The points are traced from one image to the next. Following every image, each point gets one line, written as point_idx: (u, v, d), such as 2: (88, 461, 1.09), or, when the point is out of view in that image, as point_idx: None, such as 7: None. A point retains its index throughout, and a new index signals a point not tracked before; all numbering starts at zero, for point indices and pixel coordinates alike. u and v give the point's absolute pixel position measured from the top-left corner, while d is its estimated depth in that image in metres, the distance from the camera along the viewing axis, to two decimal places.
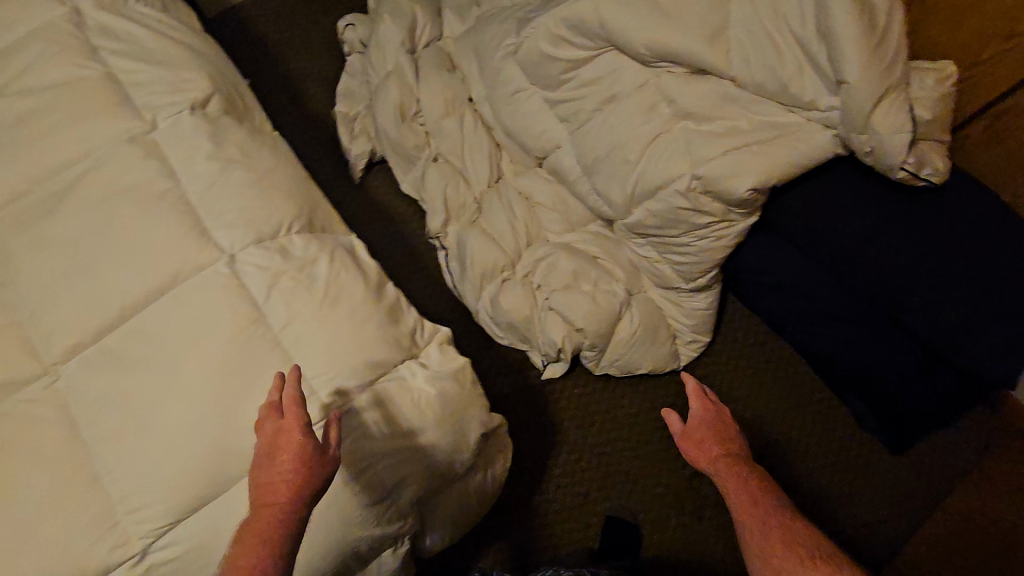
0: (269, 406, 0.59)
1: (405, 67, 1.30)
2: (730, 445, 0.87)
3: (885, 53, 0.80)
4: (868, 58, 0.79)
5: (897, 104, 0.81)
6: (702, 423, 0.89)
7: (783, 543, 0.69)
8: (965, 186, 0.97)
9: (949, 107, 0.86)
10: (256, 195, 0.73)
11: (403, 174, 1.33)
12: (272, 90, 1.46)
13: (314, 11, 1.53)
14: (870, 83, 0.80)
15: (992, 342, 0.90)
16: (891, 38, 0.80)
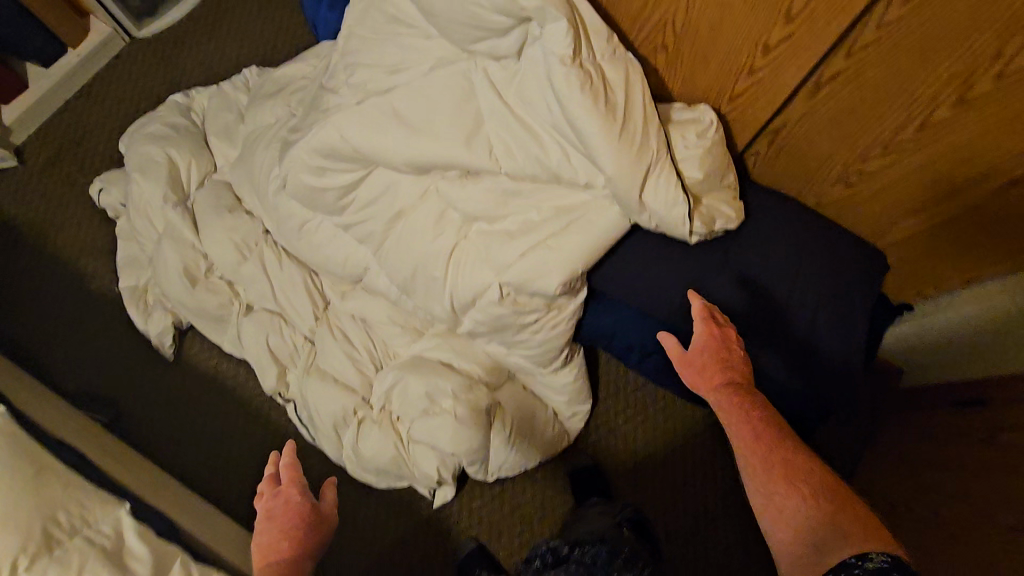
0: (270, 478, 0.80)
1: (178, 224, 1.15)
2: (735, 370, 0.80)
3: (634, 131, 0.74)
4: (617, 145, 0.73)
5: (668, 175, 0.76)
6: (709, 348, 0.81)
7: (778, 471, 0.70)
8: (764, 209, 0.96)
9: (720, 155, 0.82)
10: None
11: (218, 335, 1.18)
12: (41, 279, 1.25)
13: (65, 171, 1.32)
14: (630, 169, 0.74)
15: (836, 364, 0.89)
16: (634, 116, 0.74)
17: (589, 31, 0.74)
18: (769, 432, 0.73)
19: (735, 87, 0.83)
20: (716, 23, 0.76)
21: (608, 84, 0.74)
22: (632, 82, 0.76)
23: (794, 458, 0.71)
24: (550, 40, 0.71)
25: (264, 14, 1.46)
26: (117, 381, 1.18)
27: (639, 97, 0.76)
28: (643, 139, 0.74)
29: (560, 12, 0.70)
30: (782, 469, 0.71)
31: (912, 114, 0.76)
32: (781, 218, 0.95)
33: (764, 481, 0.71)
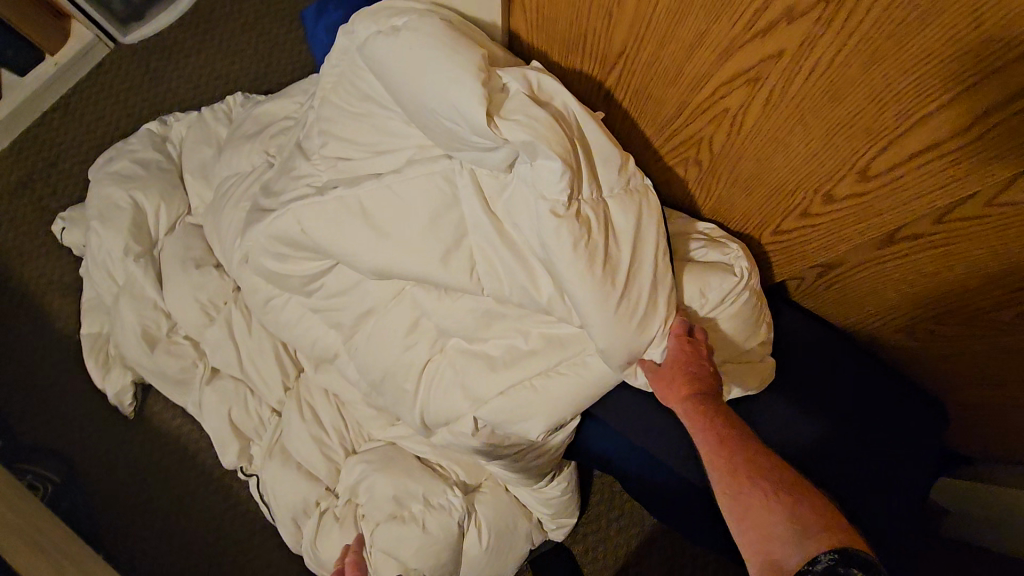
0: None
1: (140, 278, 1.04)
2: (704, 373, 0.60)
3: (642, 296, 0.58)
4: (615, 317, 0.58)
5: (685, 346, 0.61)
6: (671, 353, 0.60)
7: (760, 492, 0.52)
8: (822, 344, 0.77)
9: (750, 317, 0.66)
10: None
11: (180, 398, 1.09)
12: (4, 314, 1.17)
13: (38, 194, 1.23)
14: (631, 345, 0.59)
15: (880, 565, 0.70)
16: (642, 276, 0.59)
17: (592, 163, 0.60)
18: (741, 445, 0.55)
19: (782, 223, 0.66)
20: (760, 160, 0.59)
21: (611, 232, 0.58)
22: (643, 227, 0.60)
23: (771, 469, 0.53)
24: (539, 179, 0.57)
25: (259, 29, 1.32)
26: (73, 437, 1.10)
27: (651, 247, 0.60)
28: (652, 305, 0.59)
29: (552, 150, 0.56)
30: (751, 475, 0.53)
31: (1018, 294, 0.58)
32: (821, 354, 0.76)
33: (737, 493, 0.53)
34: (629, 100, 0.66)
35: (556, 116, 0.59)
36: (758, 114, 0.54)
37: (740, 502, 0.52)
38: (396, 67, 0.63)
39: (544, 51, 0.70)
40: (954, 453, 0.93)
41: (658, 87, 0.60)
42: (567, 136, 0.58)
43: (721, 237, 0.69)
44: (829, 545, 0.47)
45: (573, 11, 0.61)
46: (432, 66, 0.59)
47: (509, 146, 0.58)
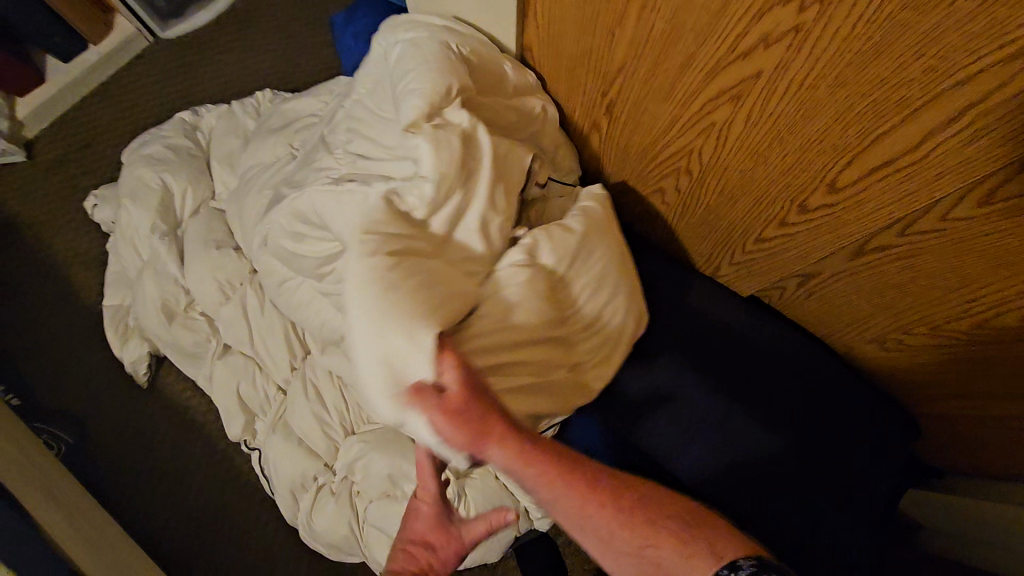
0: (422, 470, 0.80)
1: (163, 255, 1.11)
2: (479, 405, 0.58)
3: (411, 305, 0.59)
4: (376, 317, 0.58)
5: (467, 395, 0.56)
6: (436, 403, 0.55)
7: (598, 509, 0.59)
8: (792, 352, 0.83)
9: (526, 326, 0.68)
10: None
11: (193, 370, 1.14)
12: (32, 283, 1.23)
13: (71, 173, 1.30)
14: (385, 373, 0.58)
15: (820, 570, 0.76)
16: (412, 285, 0.60)
17: (410, 222, 0.65)
18: (565, 468, 0.59)
19: (763, 232, 0.72)
20: (743, 171, 0.65)
21: (393, 281, 0.59)
22: (467, 274, 0.67)
23: (592, 480, 0.60)
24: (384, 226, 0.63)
25: (293, 32, 1.40)
26: (89, 401, 1.16)
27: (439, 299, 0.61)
28: (405, 351, 0.57)
29: (378, 211, 0.65)
30: (589, 493, 0.59)
31: (967, 311, 0.64)
32: (767, 357, 0.82)
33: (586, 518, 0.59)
34: (623, 115, 0.74)
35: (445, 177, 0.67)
36: (741, 126, 0.60)
37: (585, 526, 0.59)
38: (399, 73, 0.73)
39: (552, 69, 0.78)
40: (925, 466, 0.97)
41: (653, 100, 0.67)
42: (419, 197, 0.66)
43: (598, 198, 0.77)
44: (748, 554, 0.54)
45: (577, 35, 0.69)
46: (411, 75, 0.70)
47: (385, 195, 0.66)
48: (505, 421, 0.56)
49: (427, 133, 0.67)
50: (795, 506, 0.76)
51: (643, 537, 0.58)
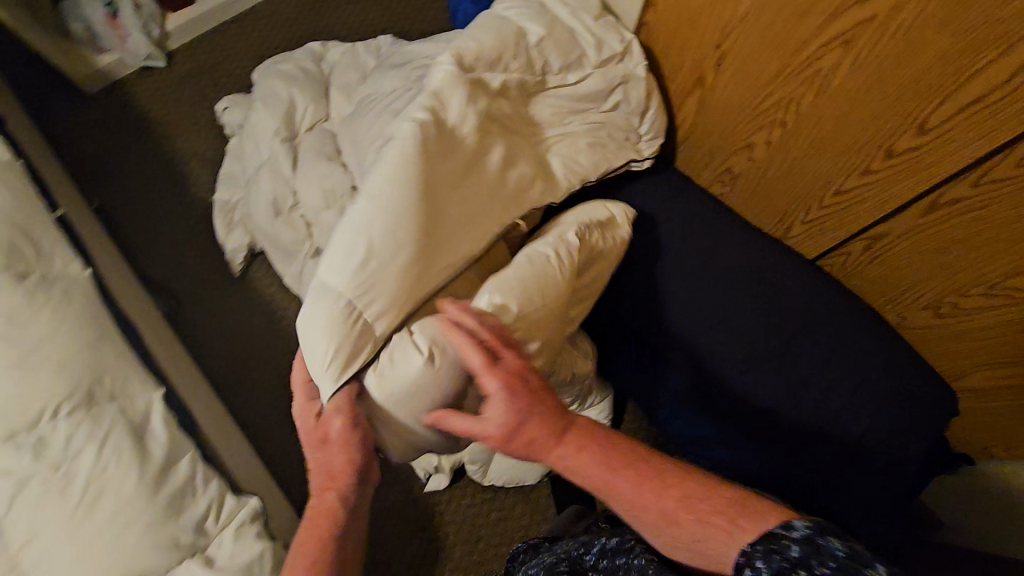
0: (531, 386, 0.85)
1: (281, 158, 1.23)
2: (358, 433, 0.69)
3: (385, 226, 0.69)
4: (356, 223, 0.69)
5: (348, 343, 0.67)
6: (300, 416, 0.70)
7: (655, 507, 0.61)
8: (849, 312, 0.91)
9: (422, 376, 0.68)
10: (17, 378, 0.68)
11: (283, 268, 1.26)
12: (153, 172, 1.37)
13: (202, 84, 1.45)
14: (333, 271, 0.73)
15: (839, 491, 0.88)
16: (395, 209, 0.70)
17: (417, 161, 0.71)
18: (619, 464, 0.63)
19: (844, 183, 0.81)
20: (836, 121, 0.76)
21: (378, 200, 0.69)
22: (453, 216, 0.74)
23: (653, 481, 0.62)
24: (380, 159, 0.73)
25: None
26: (186, 281, 1.28)
27: (377, 236, 0.68)
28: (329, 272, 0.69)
29: (410, 137, 0.72)
30: (642, 496, 0.62)
31: None
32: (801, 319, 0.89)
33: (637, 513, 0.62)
34: (709, 106, 0.93)
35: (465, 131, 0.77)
36: (844, 74, 0.71)
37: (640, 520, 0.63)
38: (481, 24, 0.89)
39: (658, 47, 0.94)
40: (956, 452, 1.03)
41: (766, 50, 0.77)
42: (446, 142, 0.75)
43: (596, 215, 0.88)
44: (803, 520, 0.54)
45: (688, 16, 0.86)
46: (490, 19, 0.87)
47: (414, 117, 0.74)
48: (545, 437, 0.63)
49: (463, 84, 0.78)
50: (824, 437, 0.87)
51: (693, 520, 0.60)
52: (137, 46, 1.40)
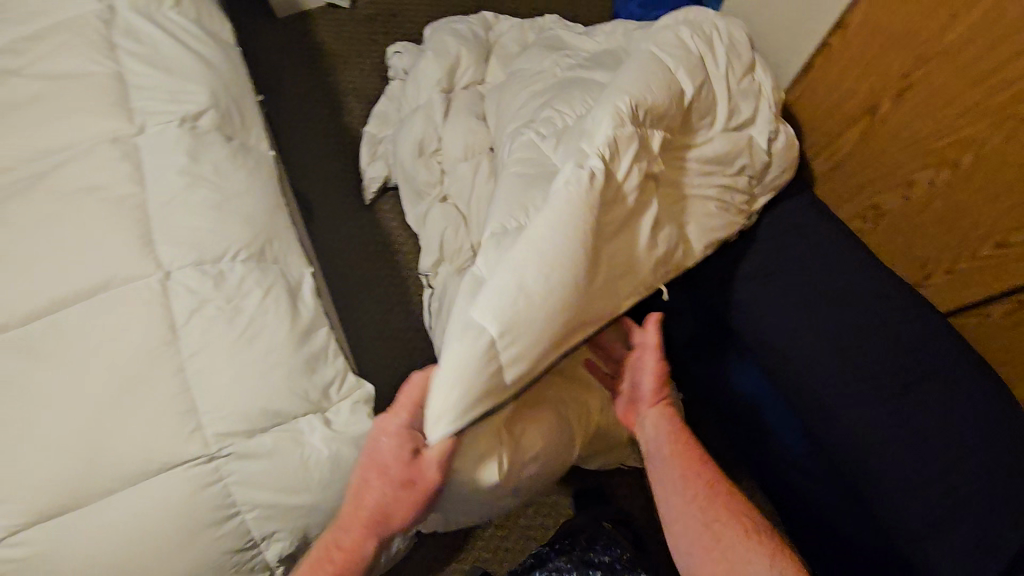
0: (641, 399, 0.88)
1: (436, 105, 1.32)
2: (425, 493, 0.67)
3: (551, 275, 0.68)
4: (517, 278, 0.67)
5: (483, 393, 0.66)
6: (383, 444, 0.66)
7: (714, 506, 0.72)
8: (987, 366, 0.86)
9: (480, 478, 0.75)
10: (214, 216, 0.76)
11: (409, 206, 1.34)
12: (315, 96, 1.50)
13: (375, 31, 1.58)
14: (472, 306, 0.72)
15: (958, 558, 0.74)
16: (560, 260, 0.68)
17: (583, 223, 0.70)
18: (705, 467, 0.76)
19: (1006, 235, 0.81)
20: (1014, 173, 0.77)
21: (543, 251, 0.68)
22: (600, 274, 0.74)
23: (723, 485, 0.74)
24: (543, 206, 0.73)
25: None
26: (321, 197, 1.38)
27: (537, 290, 0.67)
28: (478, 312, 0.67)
29: (580, 191, 0.71)
30: (712, 496, 0.73)
31: None
32: (863, 331, 0.85)
33: (700, 506, 0.72)
34: (851, 160, 0.96)
35: (630, 188, 0.76)
36: None
37: (696, 513, 0.72)
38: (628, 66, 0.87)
39: (822, 75, 0.96)
40: None
41: (955, 89, 0.79)
42: (605, 201, 0.74)
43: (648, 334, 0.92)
44: None
45: (868, 67, 0.88)
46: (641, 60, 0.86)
47: (591, 167, 0.73)
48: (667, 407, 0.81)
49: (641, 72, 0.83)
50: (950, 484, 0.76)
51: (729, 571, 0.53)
52: None
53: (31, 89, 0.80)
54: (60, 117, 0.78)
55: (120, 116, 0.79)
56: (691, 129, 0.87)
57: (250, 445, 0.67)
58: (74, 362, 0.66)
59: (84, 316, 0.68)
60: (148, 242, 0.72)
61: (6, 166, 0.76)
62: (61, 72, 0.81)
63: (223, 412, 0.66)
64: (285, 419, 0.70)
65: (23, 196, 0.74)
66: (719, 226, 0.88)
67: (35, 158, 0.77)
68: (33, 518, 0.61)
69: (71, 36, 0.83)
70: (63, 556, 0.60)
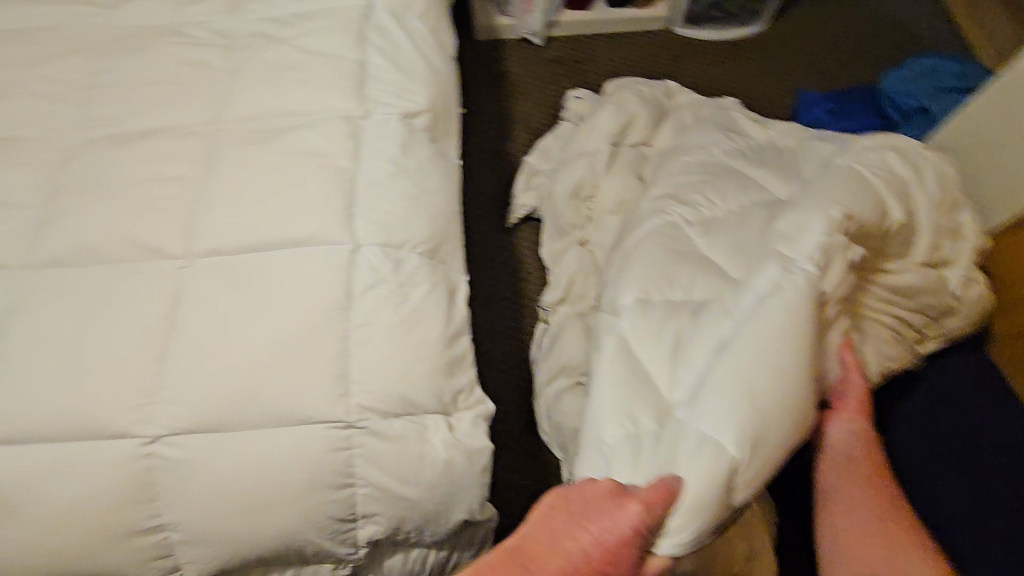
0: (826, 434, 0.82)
1: (602, 153, 1.35)
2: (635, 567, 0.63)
3: (785, 383, 0.69)
4: (742, 376, 0.69)
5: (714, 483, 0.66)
6: (615, 532, 0.60)
7: (906, 532, 0.70)
8: None
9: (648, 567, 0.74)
10: (406, 207, 0.82)
11: (547, 240, 1.38)
12: (488, 116, 1.60)
13: (557, 73, 1.68)
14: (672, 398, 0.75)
15: None
16: (787, 368, 0.69)
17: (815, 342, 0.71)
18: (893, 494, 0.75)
19: None
20: None
21: (773, 361, 0.69)
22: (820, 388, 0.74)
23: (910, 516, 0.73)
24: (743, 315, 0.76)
25: (765, 73, 1.66)
26: (468, 209, 1.46)
27: (769, 402, 0.68)
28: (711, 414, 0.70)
29: (802, 302, 0.71)
30: (902, 520, 0.72)
31: None
32: (944, 455, 0.84)
33: (889, 524, 0.71)
34: None
35: (833, 302, 0.77)
36: None
37: (884, 530, 0.70)
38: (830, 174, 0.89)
39: None
40: None
41: None
42: (817, 314, 0.74)
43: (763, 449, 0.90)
44: None
45: None
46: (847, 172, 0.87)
47: (805, 275, 0.74)
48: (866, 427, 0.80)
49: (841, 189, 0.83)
50: None
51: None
52: (534, 22, 1.66)
53: (290, 58, 0.91)
54: (307, 87, 0.88)
55: (355, 97, 0.88)
56: (888, 250, 0.86)
57: (381, 425, 0.69)
58: (261, 299, 0.73)
59: (281, 262, 0.75)
60: (349, 213, 0.79)
61: (253, 117, 0.87)
62: (318, 49, 0.92)
63: (370, 387, 0.69)
64: (416, 412, 0.72)
65: (260, 146, 0.84)
66: (894, 356, 0.87)
67: (276, 115, 0.87)
68: (191, 427, 0.66)
69: (334, 22, 0.94)
70: (203, 470, 0.66)
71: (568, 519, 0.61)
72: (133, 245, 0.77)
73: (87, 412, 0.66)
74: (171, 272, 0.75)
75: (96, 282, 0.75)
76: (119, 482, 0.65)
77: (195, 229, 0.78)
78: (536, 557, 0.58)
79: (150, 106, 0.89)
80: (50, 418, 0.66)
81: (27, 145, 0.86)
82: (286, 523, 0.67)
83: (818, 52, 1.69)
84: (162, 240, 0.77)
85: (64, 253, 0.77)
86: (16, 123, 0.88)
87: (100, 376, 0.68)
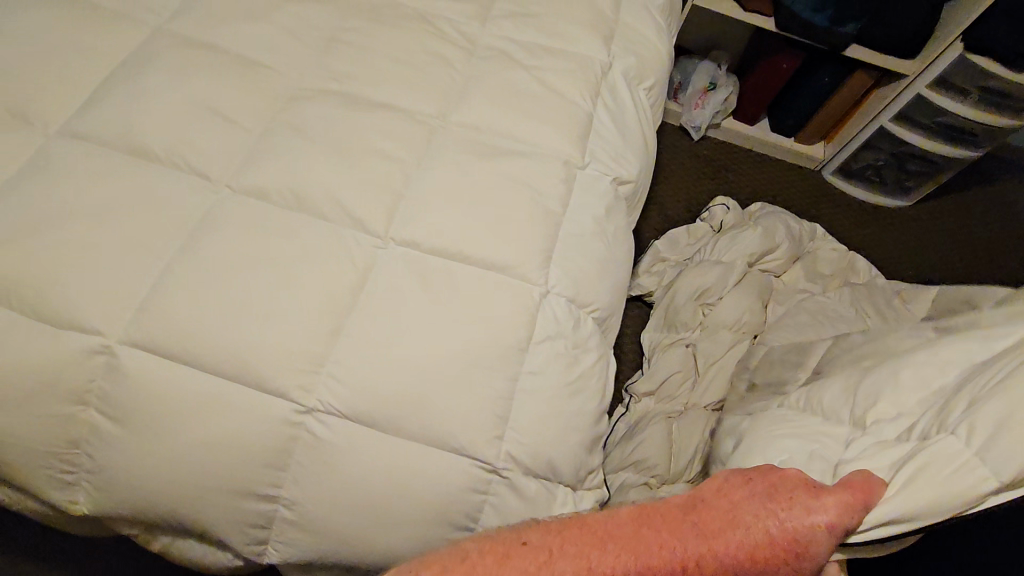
0: None
1: (734, 268, 1.36)
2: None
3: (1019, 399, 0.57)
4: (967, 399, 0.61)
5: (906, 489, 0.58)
6: (806, 522, 0.56)
7: None
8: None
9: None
10: (596, 270, 0.82)
11: (651, 327, 1.38)
12: None
13: (702, 172, 1.71)
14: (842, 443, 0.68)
15: None
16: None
17: None
18: None
19: None
20: None
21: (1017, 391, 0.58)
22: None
23: None
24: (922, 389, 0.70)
25: (894, 248, 1.68)
26: None
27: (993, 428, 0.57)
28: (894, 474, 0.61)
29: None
30: None
31: None
32: None
33: None
34: None
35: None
36: None
37: None
38: None
39: None
40: None
41: None
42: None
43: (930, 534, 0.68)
44: None
45: None
46: None
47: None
48: None
49: None
50: None
51: None
52: (700, 118, 1.69)
53: (528, 85, 0.92)
54: (537, 119, 0.89)
55: (577, 146, 0.89)
56: None
57: (519, 481, 0.67)
58: (445, 308, 0.71)
59: (472, 278, 0.74)
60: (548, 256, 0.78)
61: (478, 127, 0.87)
62: (557, 86, 0.93)
63: (524, 440, 0.67)
64: (553, 478, 0.70)
65: (479, 158, 0.84)
66: None
67: (500, 134, 0.87)
68: (348, 413, 0.64)
69: (575, 67, 0.96)
70: (340, 461, 0.63)
71: (759, 509, 0.57)
72: (337, 205, 0.76)
73: (253, 358, 0.64)
74: (366, 247, 0.74)
75: (293, 228, 0.74)
76: (260, 440, 0.63)
77: (398, 214, 0.77)
78: (708, 523, 0.56)
79: (385, 78, 0.90)
80: (215, 351, 0.64)
81: (260, 70, 0.87)
82: (396, 544, 0.64)
83: (946, 248, 1.70)
84: (365, 214, 0.76)
85: (269, 187, 0.76)
86: (252, 44, 0.89)
87: (274, 326, 0.66)
